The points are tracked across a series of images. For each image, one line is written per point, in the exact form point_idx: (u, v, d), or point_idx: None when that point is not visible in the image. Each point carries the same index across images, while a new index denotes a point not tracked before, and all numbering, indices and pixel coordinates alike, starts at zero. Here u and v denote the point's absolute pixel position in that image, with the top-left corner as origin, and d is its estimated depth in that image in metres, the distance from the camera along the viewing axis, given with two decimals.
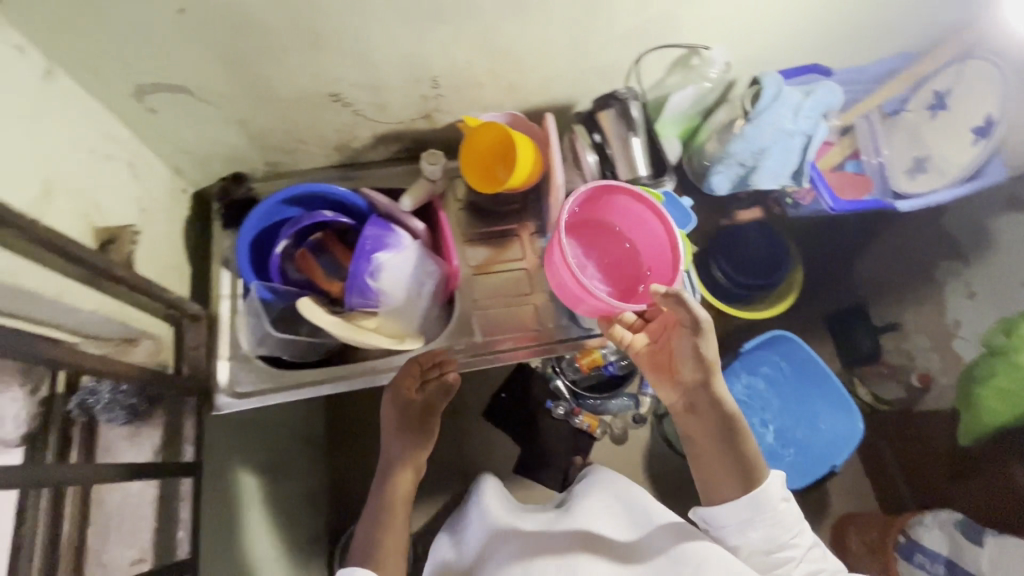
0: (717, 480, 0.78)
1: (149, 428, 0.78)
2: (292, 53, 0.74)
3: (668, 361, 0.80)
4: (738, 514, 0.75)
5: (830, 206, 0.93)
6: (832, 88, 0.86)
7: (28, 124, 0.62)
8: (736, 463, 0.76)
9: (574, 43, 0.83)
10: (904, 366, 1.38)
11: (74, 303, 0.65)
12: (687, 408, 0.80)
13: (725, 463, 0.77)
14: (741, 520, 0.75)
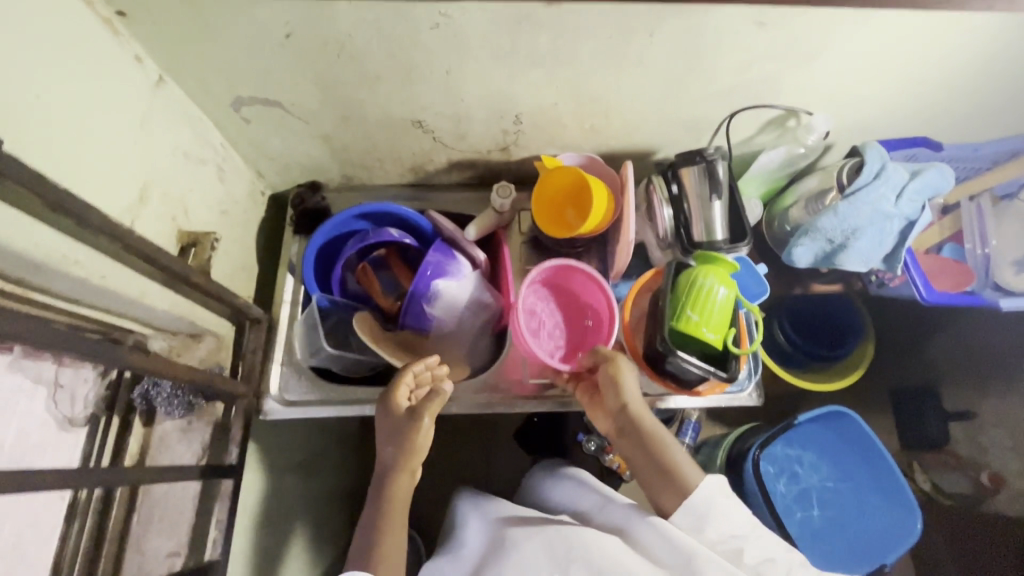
0: (659, 493, 0.77)
1: (202, 422, 0.82)
2: (383, 81, 0.75)
3: (595, 389, 0.82)
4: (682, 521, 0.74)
5: (924, 296, 0.86)
6: (943, 170, 0.79)
7: (136, 131, 0.66)
8: (671, 473, 0.76)
9: (666, 95, 0.80)
10: (975, 460, 1.29)
11: (152, 303, 0.68)
12: (620, 435, 0.81)
13: (661, 476, 0.77)
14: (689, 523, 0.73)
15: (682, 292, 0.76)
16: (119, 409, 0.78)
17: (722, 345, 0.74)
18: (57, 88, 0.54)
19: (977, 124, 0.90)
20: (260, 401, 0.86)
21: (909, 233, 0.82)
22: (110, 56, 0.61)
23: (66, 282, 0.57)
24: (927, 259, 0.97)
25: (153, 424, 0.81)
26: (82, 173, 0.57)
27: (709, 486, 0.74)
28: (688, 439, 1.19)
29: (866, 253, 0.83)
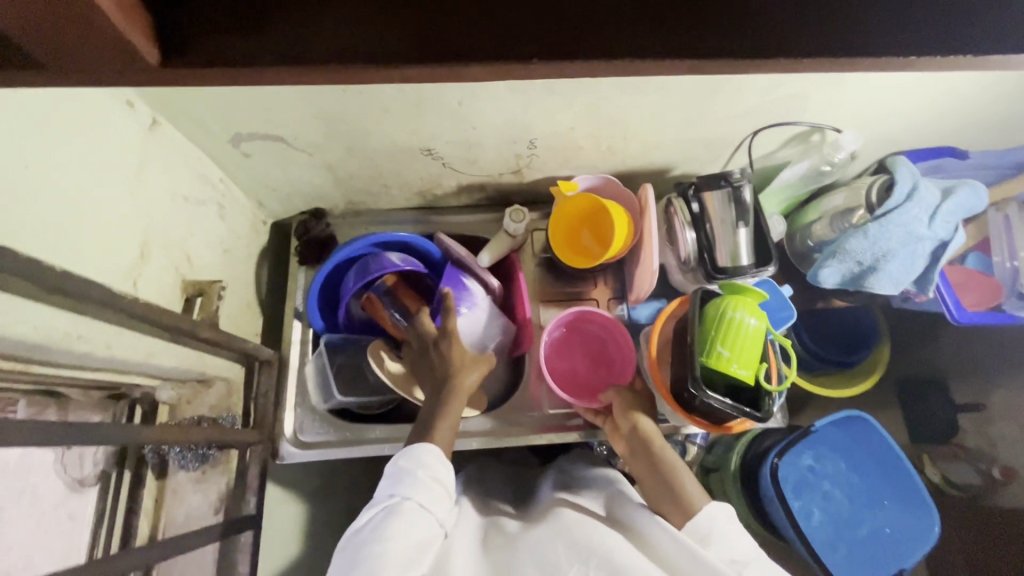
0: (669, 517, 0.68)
1: (217, 473, 0.80)
2: (392, 113, 0.71)
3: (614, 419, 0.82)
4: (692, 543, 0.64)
5: (955, 318, 0.85)
6: (976, 188, 0.77)
7: (133, 184, 0.61)
8: (674, 492, 0.68)
9: (688, 116, 0.76)
10: (982, 452, 1.21)
11: (160, 363, 0.65)
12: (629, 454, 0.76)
13: (667, 498, 0.69)
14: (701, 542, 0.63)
15: (711, 323, 0.73)
16: (131, 463, 0.76)
17: (753, 380, 0.72)
18: (50, 155, 0.50)
19: (1006, 131, 0.86)
20: (275, 445, 0.83)
21: (941, 255, 0.79)
22: (105, 109, 0.57)
23: (69, 356, 0.54)
24: (953, 271, 0.95)
25: (166, 476, 0.78)
26: (80, 240, 0.54)
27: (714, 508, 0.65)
28: (699, 439, 1.10)
29: (897, 276, 0.80)
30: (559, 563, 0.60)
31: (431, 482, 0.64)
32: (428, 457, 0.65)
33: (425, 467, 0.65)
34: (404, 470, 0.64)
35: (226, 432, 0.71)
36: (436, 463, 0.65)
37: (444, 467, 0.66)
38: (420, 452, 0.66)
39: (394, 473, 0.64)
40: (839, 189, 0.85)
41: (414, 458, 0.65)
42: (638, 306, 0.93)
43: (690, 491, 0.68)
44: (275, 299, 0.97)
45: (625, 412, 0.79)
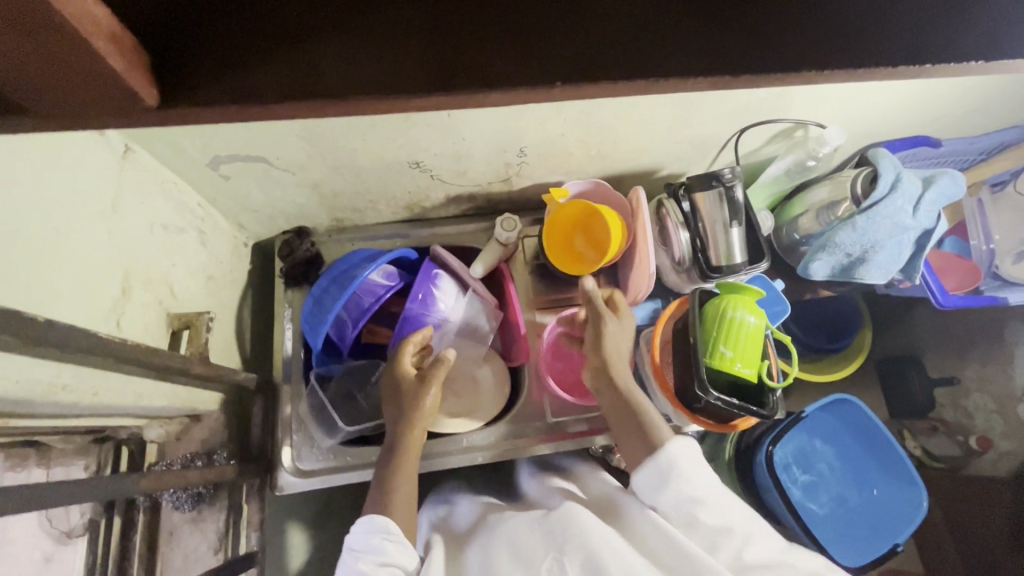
0: (630, 453, 0.67)
1: (214, 510, 0.77)
2: (379, 127, 0.69)
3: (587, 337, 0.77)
4: (650, 474, 0.62)
5: (939, 303, 0.88)
6: (955, 176, 0.79)
7: (109, 217, 0.58)
8: (643, 432, 0.66)
9: (677, 118, 0.76)
10: (961, 425, 1.23)
11: (149, 404, 0.61)
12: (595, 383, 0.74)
13: (635, 434, 0.67)
14: (654, 480, 0.62)
15: (712, 324, 0.73)
16: (121, 508, 0.72)
17: (757, 378, 0.72)
18: (19, 196, 0.47)
19: (977, 118, 0.88)
20: (274, 476, 0.79)
21: (927, 243, 0.82)
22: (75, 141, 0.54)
23: (54, 407, 0.50)
24: (934, 255, 0.99)
25: (157, 520, 0.75)
26: (56, 282, 0.50)
27: (677, 448, 0.62)
28: None
29: (885, 265, 0.83)
30: (535, 552, 0.60)
31: (377, 569, 0.60)
32: (377, 538, 0.62)
33: (372, 552, 0.61)
34: (352, 563, 0.61)
35: (223, 470, 0.68)
36: (385, 544, 0.62)
37: (397, 545, 0.62)
38: (369, 532, 0.63)
39: (347, 565, 0.62)
40: (821, 182, 0.87)
41: (362, 545, 0.62)
42: (634, 307, 0.92)
43: (657, 430, 0.65)
44: (262, 322, 0.93)
45: (612, 334, 0.73)
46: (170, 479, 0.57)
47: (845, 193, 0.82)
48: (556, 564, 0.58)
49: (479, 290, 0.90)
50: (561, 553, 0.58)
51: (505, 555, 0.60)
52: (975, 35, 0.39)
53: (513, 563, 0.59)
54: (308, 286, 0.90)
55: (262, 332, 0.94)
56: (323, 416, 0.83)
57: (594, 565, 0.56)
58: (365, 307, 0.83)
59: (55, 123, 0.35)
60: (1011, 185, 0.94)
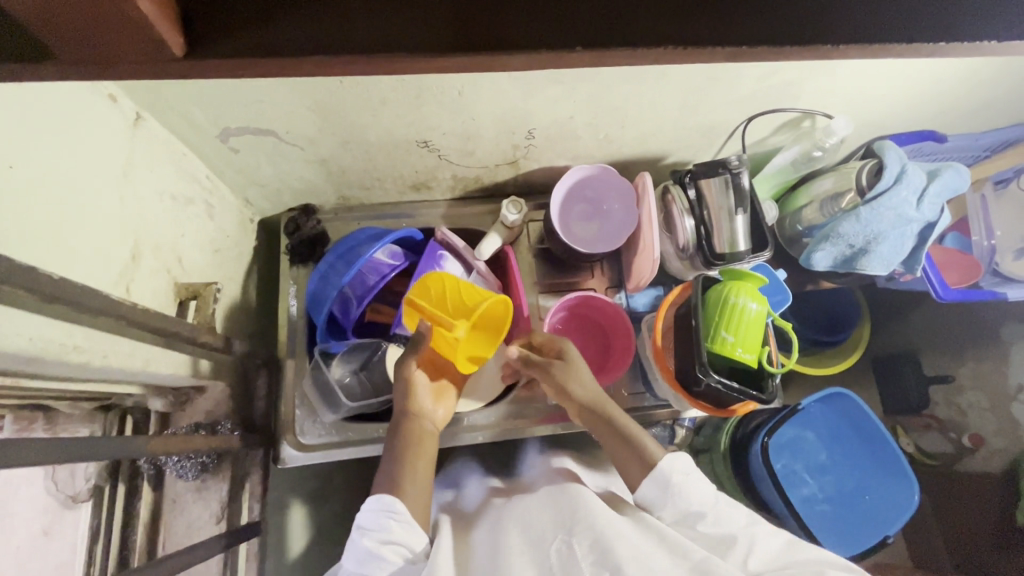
0: (625, 473, 0.67)
1: (217, 481, 0.78)
2: (389, 104, 0.69)
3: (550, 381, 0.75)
4: (652, 490, 0.64)
5: (939, 295, 0.89)
6: (959, 169, 0.80)
7: (121, 184, 0.58)
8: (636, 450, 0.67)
9: (686, 104, 0.77)
10: (955, 422, 1.24)
11: (156, 371, 0.62)
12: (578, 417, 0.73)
13: (628, 456, 0.67)
14: (657, 492, 0.64)
15: (715, 310, 0.74)
16: (124, 476, 0.74)
17: (757, 364, 0.73)
18: (33, 156, 0.47)
19: (982, 114, 0.89)
20: (276, 449, 0.80)
21: (929, 236, 0.83)
22: (89, 108, 0.54)
23: (65, 368, 0.51)
24: (937, 250, 0.99)
25: (162, 488, 0.76)
26: (68, 244, 0.51)
27: (671, 461, 0.65)
28: (688, 423, 1.07)
29: (887, 257, 0.83)
30: (544, 533, 0.59)
31: (381, 547, 0.59)
32: (383, 518, 0.61)
33: (377, 530, 0.60)
34: (358, 541, 0.61)
35: (228, 439, 0.69)
36: (390, 523, 0.60)
37: (403, 525, 0.61)
38: (376, 510, 0.61)
39: (354, 543, 0.61)
40: (826, 173, 0.88)
41: (369, 522, 0.61)
42: (636, 294, 0.93)
43: (650, 446, 0.67)
44: (266, 298, 0.94)
45: (569, 378, 0.71)
46: (176, 444, 0.58)
47: (850, 184, 0.82)
48: (565, 546, 0.56)
49: (483, 271, 0.90)
50: (570, 534, 0.57)
51: (510, 533, 0.60)
52: (1000, 14, 0.38)
53: (521, 544, 0.58)
54: (313, 263, 0.90)
55: (266, 307, 0.94)
56: (328, 393, 0.83)
57: (602, 547, 0.54)
58: (370, 285, 0.83)
59: (78, 77, 0.35)
60: (1015, 183, 0.94)
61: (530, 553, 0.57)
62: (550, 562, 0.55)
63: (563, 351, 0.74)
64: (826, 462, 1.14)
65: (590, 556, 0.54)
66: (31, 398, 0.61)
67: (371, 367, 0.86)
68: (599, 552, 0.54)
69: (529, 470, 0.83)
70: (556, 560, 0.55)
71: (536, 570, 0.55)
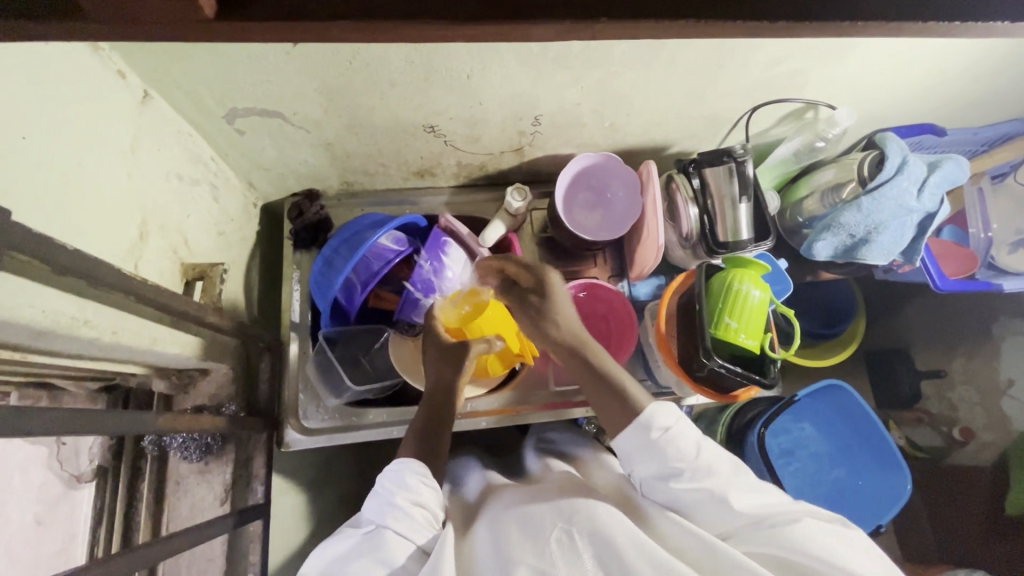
0: (608, 422, 0.65)
1: (221, 464, 0.78)
2: (397, 86, 0.69)
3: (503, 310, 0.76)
4: (634, 440, 0.62)
5: (937, 285, 0.91)
6: (959, 161, 0.81)
7: (129, 161, 0.58)
8: (621, 397, 0.65)
9: (692, 93, 0.77)
10: (946, 417, 1.26)
11: (163, 351, 0.61)
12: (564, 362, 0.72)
13: (613, 405, 0.65)
14: (635, 445, 0.62)
15: (718, 296, 0.75)
16: (128, 456, 0.76)
17: (759, 349, 0.74)
18: (43, 128, 0.47)
19: (981, 107, 0.90)
20: (279, 432, 0.81)
21: (929, 226, 0.84)
22: (98, 82, 0.54)
23: (74, 343, 0.51)
24: (933, 242, 1.01)
25: (166, 470, 0.77)
26: (78, 219, 0.50)
27: (655, 413, 0.62)
28: None
29: (887, 247, 0.84)
30: (543, 523, 0.59)
31: (412, 507, 0.59)
32: (414, 479, 0.61)
33: (406, 490, 0.60)
34: (385, 494, 0.60)
35: (233, 420, 0.69)
36: (421, 486, 0.61)
37: (431, 490, 0.61)
38: (406, 471, 0.62)
39: (380, 496, 0.60)
40: (828, 165, 0.89)
41: (397, 480, 0.61)
42: (639, 283, 0.94)
43: (637, 397, 0.64)
44: (268, 283, 0.94)
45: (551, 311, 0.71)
46: (183, 422, 0.58)
47: (851, 175, 0.84)
48: (565, 535, 0.57)
49: (486, 258, 0.90)
50: (570, 524, 0.58)
51: (508, 525, 0.61)
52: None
53: (521, 534, 0.58)
54: (317, 249, 0.90)
55: (269, 294, 0.94)
56: (330, 375, 0.83)
57: (605, 539, 0.55)
58: (374, 271, 0.83)
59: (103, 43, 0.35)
60: (1011, 177, 0.96)
61: (529, 545, 0.57)
62: (551, 550, 0.55)
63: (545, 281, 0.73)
64: (820, 453, 1.14)
65: (591, 549, 0.55)
66: (38, 375, 0.61)
67: (374, 353, 0.86)
68: (599, 544, 0.55)
69: (530, 465, 0.84)
70: (557, 550, 0.55)
71: (537, 557, 0.55)
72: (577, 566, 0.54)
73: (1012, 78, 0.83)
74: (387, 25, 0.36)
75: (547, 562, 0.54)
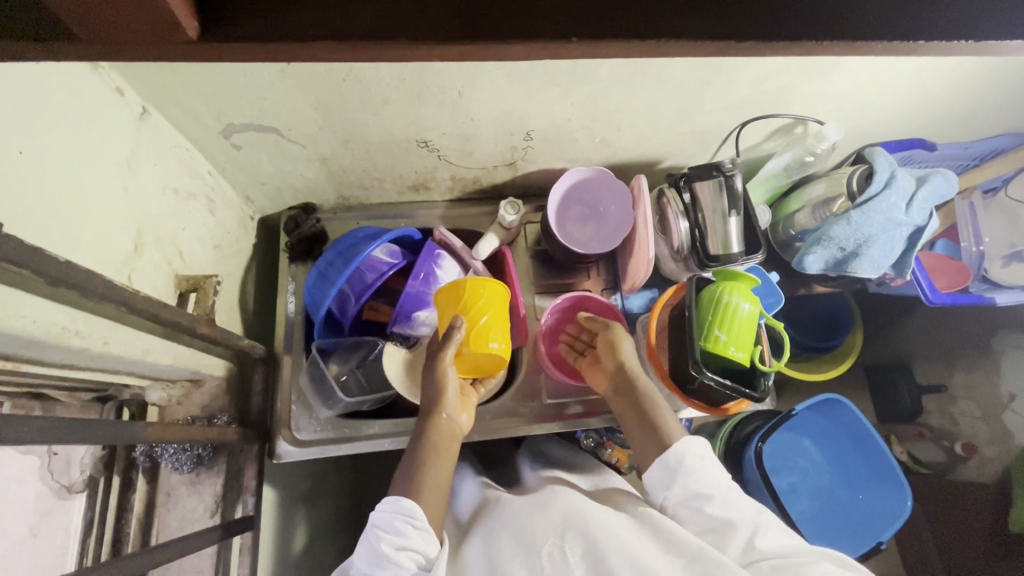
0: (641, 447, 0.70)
1: (212, 475, 0.78)
2: (390, 103, 0.70)
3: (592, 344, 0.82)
4: (661, 472, 0.65)
5: (928, 298, 0.92)
6: (948, 175, 0.82)
7: (125, 174, 0.59)
8: (654, 428, 0.69)
9: (681, 109, 0.78)
10: (947, 431, 1.24)
11: (155, 361, 0.62)
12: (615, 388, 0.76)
13: (647, 431, 0.70)
14: (664, 473, 0.65)
15: (709, 308, 0.75)
16: (119, 467, 0.77)
17: (749, 362, 0.74)
18: (40, 143, 0.48)
19: (970, 123, 0.91)
20: (272, 443, 0.80)
21: (918, 240, 0.85)
22: (94, 100, 0.55)
23: (65, 352, 0.52)
24: (926, 256, 1.03)
25: (157, 481, 0.77)
26: (71, 231, 0.51)
27: (685, 445, 0.66)
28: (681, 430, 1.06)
29: (878, 259, 0.85)
30: (535, 539, 0.59)
31: (398, 553, 0.57)
32: (400, 521, 0.60)
33: (393, 535, 0.59)
34: (372, 542, 0.59)
35: (224, 431, 0.69)
36: (407, 529, 0.59)
37: (420, 532, 0.60)
38: (393, 513, 0.60)
39: (369, 544, 0.59)
40: (819, 179, 0.89)
41: (384, 524, 0.60)
42: (631, 296, 0.94)
43: (669, 429, 0.68)
44: (263, 296, 0.94)
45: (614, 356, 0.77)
46: (171, 433, 0.57)
47: (841, 190, 0.84)
48: (556, 549, 0.57)
49: (480, 271, 0.90)
50: (562, 539, 0.58)
51: (501, 537, 0.61)
52: (981, 17, 0.40)
53: (514, 549, 0.59)
54: (311, 261, 0.91)
55: (263, 306, 0.95)
56: (322, 387, 0.83)
57: (595, 553, 0.55)
58: (368, 283, 0.84)
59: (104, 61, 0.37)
60: (1003, 192, 0.97)
61: (521, 559, 0.57)
62: (542, 565, 0.56)
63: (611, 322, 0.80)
64: (818, 466, 1.13)
65: (583, 564, 0.55)
66: (30, 385, 0.62)
67: (367, 365, 0.87)
68: (593, 558, 0.55)
69: (522, 478, 0.84)
70: (547, 564, 0.56)
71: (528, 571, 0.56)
72: None
73: (1000, 94, 0.84)
74: (372, 44, 0.38)
75: None
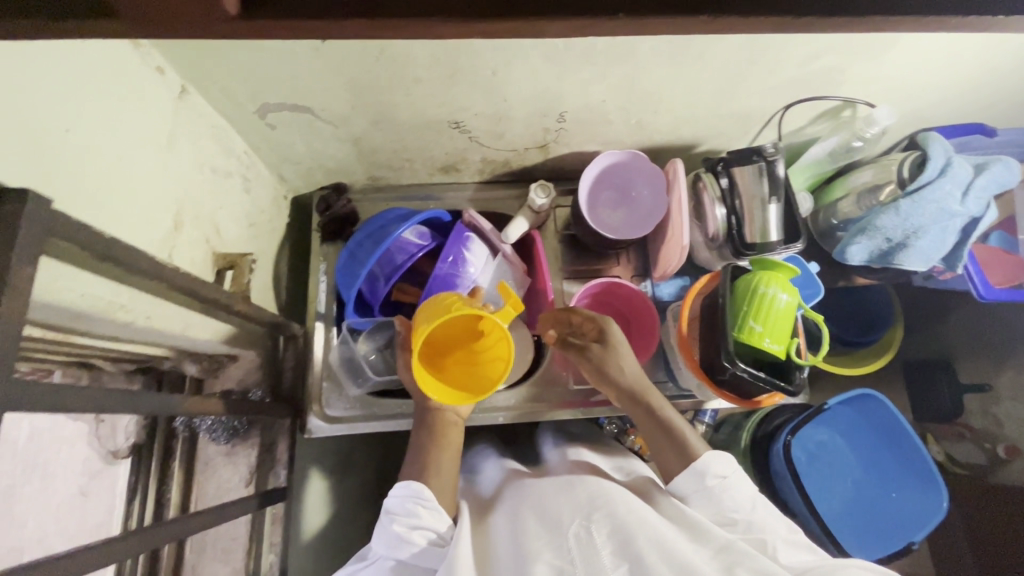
0: (662, 460, 0.67)
1: (245, 446, 0.83)
2: (423, 84, 0.69)
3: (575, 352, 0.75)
4: (688, 486, 0.63)
5: (981, 294, 0.87)
6: (1010, 164, 0.77)
7: (165, 152, 0.61)
8: (674, 440, 0.67)
9: (721, 91, 0.75)
10: (989, 432, 1.18)
11: (194, 335, 0.64)
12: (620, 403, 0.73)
13: (666, 446, 0.67)
14: (691, 491, 0.63)
15: (744, 300, 0.72)
16: (160, 436, 0.80)
17: (785, 355, 0.72)
18: (86, 123, 0.49)
19: None
20: (303, 419, 0.83)
21: (972, 231, 0.80)
22: (137, 78, 0.56)
23: (110, 325, 0.54)
24: (978, 249, 0.97)
25: (195, 450, 0.81)
26: (116, 209, 0.53)
27: (710, 461, 0.63)
28: (707, 419, 1.04)
29: (926, 251, 0.81)
30: (560, 517, 0.58)
31: (411, 532, 0.59)
32: (414, 504, 0.61)
33: (406, 516, 0.61)
34: (387, 524, 0.61)
35: (257, 404, 0.71)
36: (420, 510, 0.61)
37: (431, 512, 0.61)
38: (406, 497, 0.62)
39: (383, 527, 0.61)
40: (866, 165, 0.85)
41: (398, 508, 0.62)
42: (662, 283, 0.93)
43: (691, 441, 0.66)
44: (294, 275, 0.96)
45: (613, 361, 0.72)
46: (207, 406, 0.59)
47: (890, 177, 0.80)
48: (583, 530, 0.56)
49: (508, 255, 0.89)
50: (588, 520, 0.57)
51: (525, 516, 0.61)
52: None
53: (538, 528, 0.58)
54: (342, 241, 0.92)
55: (295, 284, 0.96)
56: (353, 366, 0.85)
57: (623, 535, 0.54)
58: (397, 264, 0.84)
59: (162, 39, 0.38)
60: None
61: (546, 536, 0.56)
62: (569, 546, 0.55)
63: (604, 333, 0.73)
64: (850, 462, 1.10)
65: (609, 544, 0.54)
66: (79, 355, 0.65)
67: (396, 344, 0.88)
68: (618, 539, 0.54)
69: (546, 457, 0.84)
70: (575, 544, 0.55)
71: (554, 553, 0.54)
72: (593, 558, 0.53)
73: None
74: (418, 22, 0.37)
75: (562, 556, 0.54)
